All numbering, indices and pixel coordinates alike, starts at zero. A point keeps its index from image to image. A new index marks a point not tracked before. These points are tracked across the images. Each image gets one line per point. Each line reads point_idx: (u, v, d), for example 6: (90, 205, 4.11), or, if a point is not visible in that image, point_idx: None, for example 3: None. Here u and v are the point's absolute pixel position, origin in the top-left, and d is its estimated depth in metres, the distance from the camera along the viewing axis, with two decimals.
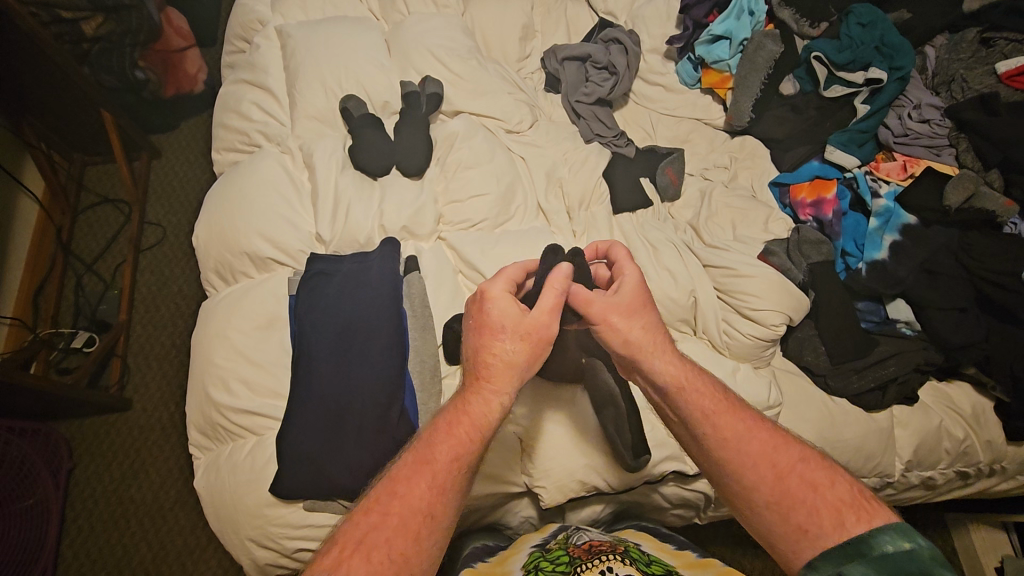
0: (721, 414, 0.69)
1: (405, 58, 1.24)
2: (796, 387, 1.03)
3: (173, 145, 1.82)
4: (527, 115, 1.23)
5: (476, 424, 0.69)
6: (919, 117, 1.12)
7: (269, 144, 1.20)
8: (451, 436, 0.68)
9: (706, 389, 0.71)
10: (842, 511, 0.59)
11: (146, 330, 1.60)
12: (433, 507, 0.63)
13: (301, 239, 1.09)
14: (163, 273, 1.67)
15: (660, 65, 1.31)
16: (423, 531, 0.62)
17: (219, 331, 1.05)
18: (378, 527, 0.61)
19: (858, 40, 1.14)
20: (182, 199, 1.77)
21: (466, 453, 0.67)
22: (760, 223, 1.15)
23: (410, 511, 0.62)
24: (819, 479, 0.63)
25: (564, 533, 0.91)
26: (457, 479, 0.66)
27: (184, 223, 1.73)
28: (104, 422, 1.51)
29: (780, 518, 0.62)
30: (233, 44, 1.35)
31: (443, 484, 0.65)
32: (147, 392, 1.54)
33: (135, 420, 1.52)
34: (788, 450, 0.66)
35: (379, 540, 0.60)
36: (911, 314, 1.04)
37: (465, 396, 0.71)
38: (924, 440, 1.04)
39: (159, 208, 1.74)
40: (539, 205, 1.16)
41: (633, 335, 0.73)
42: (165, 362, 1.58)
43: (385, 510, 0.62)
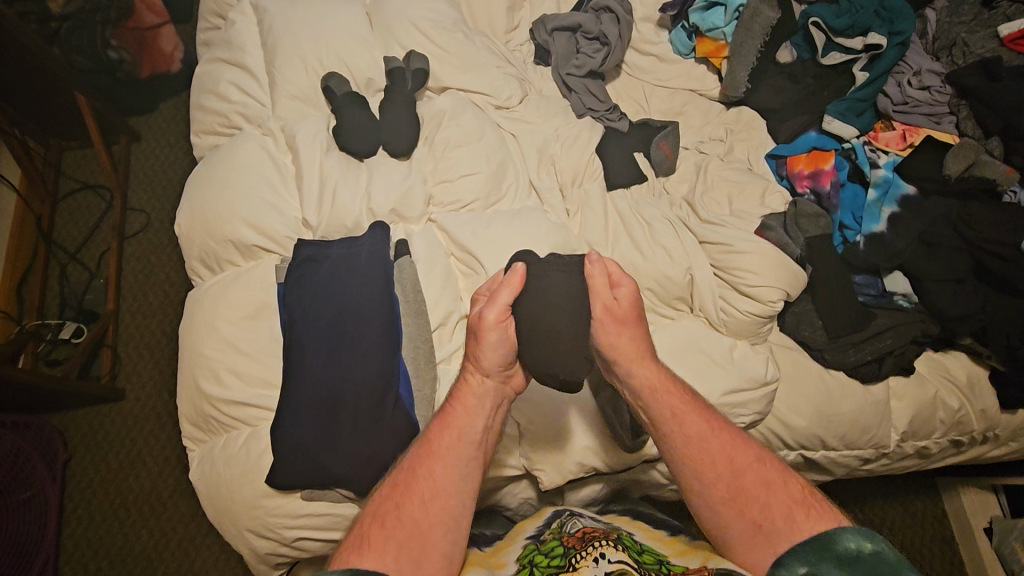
0: (687, 413, 0.78)
1: (388, 31, 1.18)
2: (793, 362, 1.03)
3: (152, 128, 1.76)
4: (517, 89, 1.19)
5: (469, 405, 0.79)
6: (919, 84, 1.08)
7: (249, 126, 1.16)
8: (444, 419, 0.79)
9: (674, 388, 0.80)
10: (794, 508, 0.70)
11: (135, 318, 1.58)
12: (436, 474, 0.74)
13: (287, 225, 1.06)
14: (149, 260, 1.64)
15: (653, 35, 1.26)
16: (431, 496, 0.73)
17: (207, 322, 1.03)
18: (390, 499, 0.73)
19: (857, 5, 1.09)
20: (163, 184, 1.72)
21: (460, 425, 0.78)
22: (756, 197, 1.11)
23: (419, 483, 0.73)
24: (775, 478, 0.73)
25: (558, 521, 0.91)
26: (454, 448, 0.76)
27: (166, 209, 1.68)
28: (99, 413, 1.50)
29: (738, 513, 0.71)
30: (207, 20, 1.29)
31: (443, 453, 0.76)
32: (139, 381, 1.53)
33: (129, 409, 1.50)
34: (746, 450, 0.76)
35: (392, 509, 0.71)
36: (908, 287, 1.03)
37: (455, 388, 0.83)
38: (919, 411, 1.05)
39: (141, 194, 1.70)
40: (531, 183, 1.13)
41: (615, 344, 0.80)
42: (156, 351, 1.56)
43: (395, 483, 0.74)
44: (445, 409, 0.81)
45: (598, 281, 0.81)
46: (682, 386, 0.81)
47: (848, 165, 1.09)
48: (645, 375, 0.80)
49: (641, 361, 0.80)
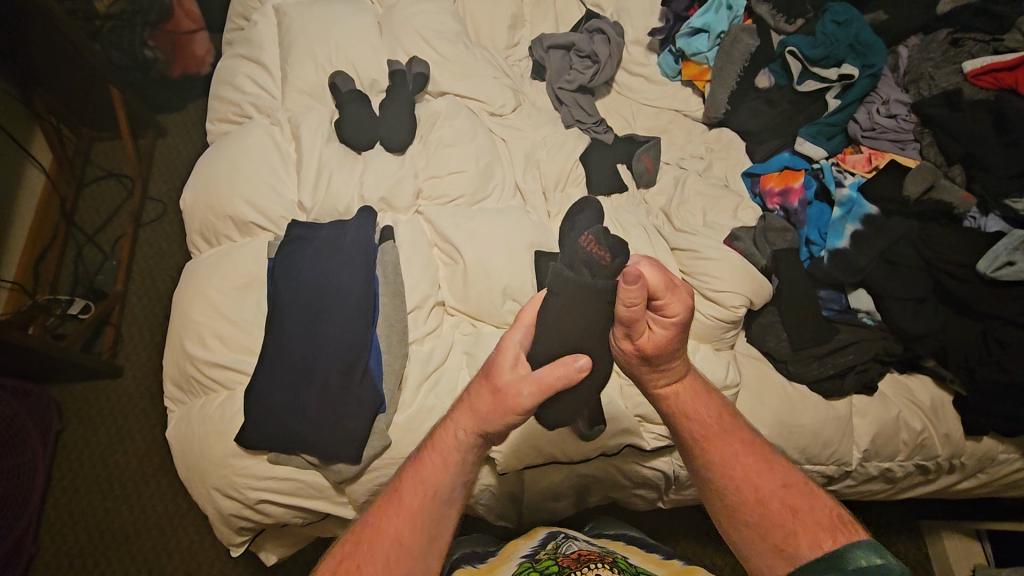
0: (716, 437, 0.75)
1: (395, 40, 1.28)
2: (756, 370, 1.07)
3: (178, 123, 1.87)
4: (510, 99, 1.27)
5: (444, 455, 0.73)
6: (887, 112, 1.12)
7: (259, 116, 1.24)
8: (419, 470, 0.73)
9: (701, 399, 0.78)
10: (819, 534, 0.67)
11: (142, 300, 1.66)
12: (399, 535, 0.69)
13: (284, 206, 1.13)
14: (161, 247, 1.73)
15: (642, 57, 1.31)
16: (403, 558, 0.68)
17: (198, 290, 1.08)
18: (350, 556, 0.68)
19: (832, 37, 1.14)
20: (182, 175, 1.83)
21: (434, 484, 0.72)
22: (729, 211, 1.15)
23: (383, 547, 0.68)
24: (801, 504, 0.70)
25: (553, 543, 0.94)
26: (425, 507, 0.71)
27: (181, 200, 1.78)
28: (95, 389, 1.55)
29: (762, 538, 0.70)
30: (234, 22, 1.40)
31: (415, 514, 0.70)
32: (138, 359, 1.59)
33: (125, 387, 1.56)
34: (774, 475, 0.73)
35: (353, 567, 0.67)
36: (871, 304, 1.05)
37: (436, 430, 0.76)
38: (882, 429, 1.07)
39: (160, 184, 1.80)
40: (516, 185, 1.21)
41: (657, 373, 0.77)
42: (158, 331, 1.63)
43: (359, 541, 0.69)
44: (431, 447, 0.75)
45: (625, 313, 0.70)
46: (700, 386, 0.79)
47: (815, 184, 1.11)
48: (671, 392, 0.78)
49: (665, 387, 0.78)
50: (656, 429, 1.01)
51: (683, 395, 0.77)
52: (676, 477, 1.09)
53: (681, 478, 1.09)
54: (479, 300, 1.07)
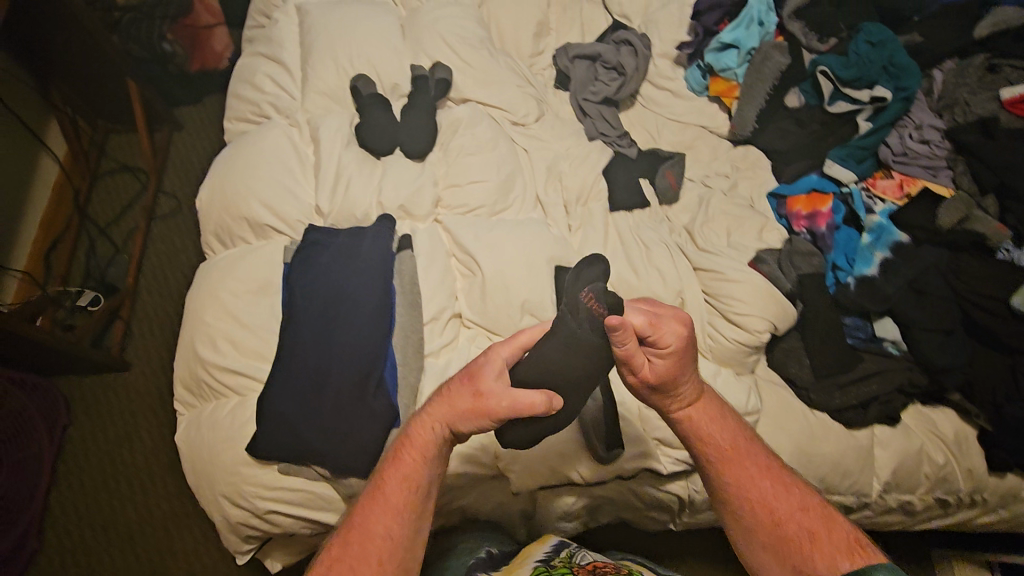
0: (732, 460, 0.76)
1: (418, 44, 1.25)
2: (777, 397, 1.03)
3: (194, 118, 1.86)
4: (533, 108, 1.25)
5: (423, 450, 0.74)
6: (920, 138, 1.11)
7: (278, 117, 1.22)
8: (399, 462, 0.74)
9: (718, 422, 0.79)
10: (836, 556, 0.68)
11: (152, 296, 1.65)
12: (384, 527, 0.70)
13: (301, 210, 1.11)
14: (173, 242, 1.72)
15: (669, 70, 1.29)
16: (383, 555, 0.69)
17: (211, 292, 1.06)
18: (342, 554, 0.69)
19: (866, 58, 1.11)
20: (195, 170, 1.81)
21: (415, 475, 0.73)
22: (754, 232, 1.13)
23: (361, 536, 0.70)
24: (819, 527, 0.71)
25: (567, 550, 0.90)
26: (409, 500, 0.72)
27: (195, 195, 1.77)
28: (104, 383, 1.54)
29: (778, 560, 0.71)
30: (254, 19, 1.38)
31: (395, 512, 0.71)
32: (147, 355, 1.58)
33: (134, 382, 1.54)
34: (791, 496, 0.74)
35: (345, 567, 0.68)
36: (897, 333, 1.03)
37: (410, 423, 0.77)
38: (904, 462, 1.04)
39: (174, 179, 1.79)
40: (537, 196, 1.19)
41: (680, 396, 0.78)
42: (169, 328, 1.62)
43: (347, 540, 0.70)
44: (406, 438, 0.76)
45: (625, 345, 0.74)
46: (722, 411, 0.80)
47: (845, 208, 1.09)
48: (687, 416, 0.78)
49: (686, 411, 0.79)
50: (673, 453, 0.98)
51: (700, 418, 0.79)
52: (691, 501, 1.06)
53: (697, 503, 1.06)
54: (496, 314, 1.06)
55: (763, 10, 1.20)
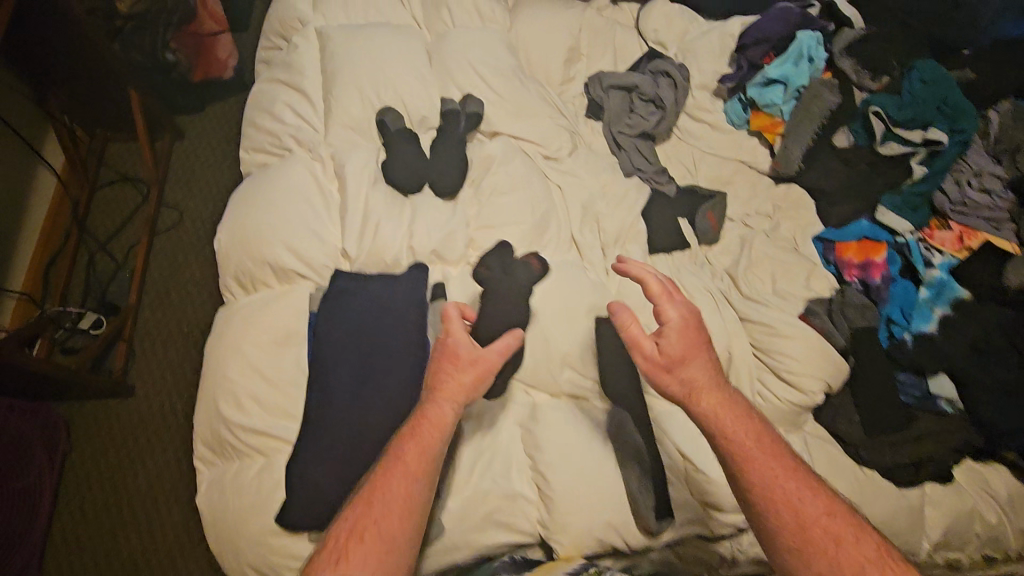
0: (756, 452, 0.75)
1: (446, 72, 1.19)
2: (825, 454, 0.99)
3: (198, 128, 1.79)
4: (567, 142, 1.19)
5: (438, 425, 0.77)
6: (980, 186, 1.07)
7: (299, 150, 1.15)
8: (416, 440, 0.76)
9: (738, 414, 0.79)
10: (864, 565, 0.65)
11: (155, 315, 1.56)
12: (402, 491, 0.72)
13: (327, 254, 1.06)
14: (176, 258, 1.63)
15: (708, 103, 1.24)
16: (408, 509, 0.71)
17: (234, 344, 1.00)
18: (358, 516, 0.70)
19: (920, 98, 1.07)
20: (200, 183, 1.72)
21: (432, 447, 0.76)
22: (802, 279, 1.08)
23: (389, 493, 0.71)
24: (845, 535, 0.68)
25: (596, 568, 0.85)
26: (425, 468, 0.74)
27: (200, 210, 1.68)
28: (106, 406, 1.47)
29: (799, 562, 0.68)
30: (270, 40, 1.30)
31: (415, 473, 0.74)
32: (149, 378, 1.50)
33: (136, 407, 1.47)
34: (817, 502, 0.71)
35: (367, 526, 0.69)
36: (953, 392, 1.00)
37: (423, 407, 0.80)
38: (955, 522, 1.02)
39: (176, 191, 1.70)
40: (572, 237, 1.13)
41: (692, 376, 0.80)
42: (170, 349, 1.53)
43: (370, 501, 0.71)
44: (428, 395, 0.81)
45: (628, 321, 0.84)
46: (731, 393, 0.80)
47: (901, 260, 1.07)
48: (710, 408, 0.78)
49: (703, 395, 0.79)
50: (725, 518, 0.96)
51: (721, 407, 0.78)
52: (733, 560, 1.00)
53: (742, 564, 1.01)
54: (536, 368, 1.01)
55: (813, 45, 1.16)
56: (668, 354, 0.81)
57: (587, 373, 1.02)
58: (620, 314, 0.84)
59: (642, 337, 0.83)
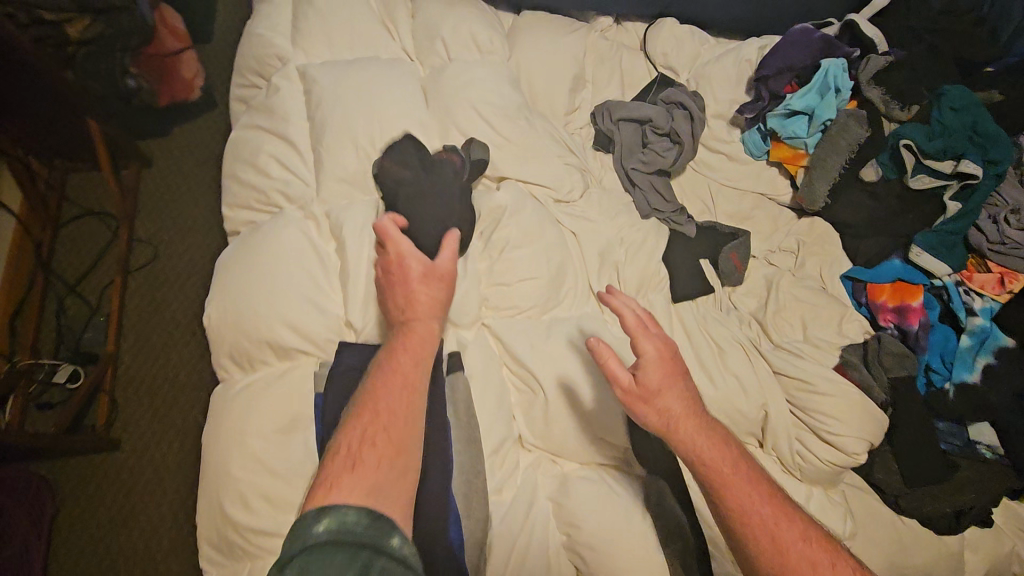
0: (734, 481, 0.75)
1: (445, 112, 1.09)
2: (864, 506, 0.96)
3: (166, 152, 1.60)
4: (578, 183, 1.11)
5: (418, 337, 0.85)
6: (1020, 223, 1.00)
7: (289, 207, 1.05)
8: (405, 349, 0.84)
9: (718, 442, 0.78)
10: None
11: (138, 358, 1.39)
12: (402, 394, 0.79)
13: (328, 327, 0.97)
14: (156, 295, 1.45)
15: (724, 133, 1.18)
16: (408, 412, 0.78)
17: (237, 434, 0.91)
18: (364, 426, 0.75)
19: (951, 128, 1.00)
20: (175, 214, 1.54)
21: (418, 351, 0.84)
22: (834, 323, 1.04)
23: (392, 399, 0.78)
24: (821, 561, 0.69)
25: None
26: (417, 372, 0.82)
27: (179, 245, 1.51)
28: (90, 463, 1.28)
29: None
30: (245, 77, 1.18)
31: (412, 378, 0.81)
32: (139, 428, 1.32)
33: (126, 461, 1.29)
34: (794, 529, 0.72)
35: (379, 431, 0.75)
36: (993, 438, 0.98)
37: (399, 333, 0.86)
38: (995, 565, 1.00)
39: (149, 223, 1.52)
40: (590, 288, 1.07)
41: (672, 407, 0.79)
42: (159, 393, 1.36)
43: (376, 411, 0.76)
44: (400, 322, 0.87)
45: (607, 352, 0.80)
46: (708, 421, 0.80)
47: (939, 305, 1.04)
48: (696, 443, 0.78)
49: (681, 425, 0.78)
50: None
51: (698, 438, 0.78)
52: None
53: None
54: (563, 439, 0.95)
55: (840, 74, 1.10)
56: (648, 386, 0.79)
57: (619, 442, 0.95)
58: (599, 348, 0.79)
59: (618, 369, 0.79)
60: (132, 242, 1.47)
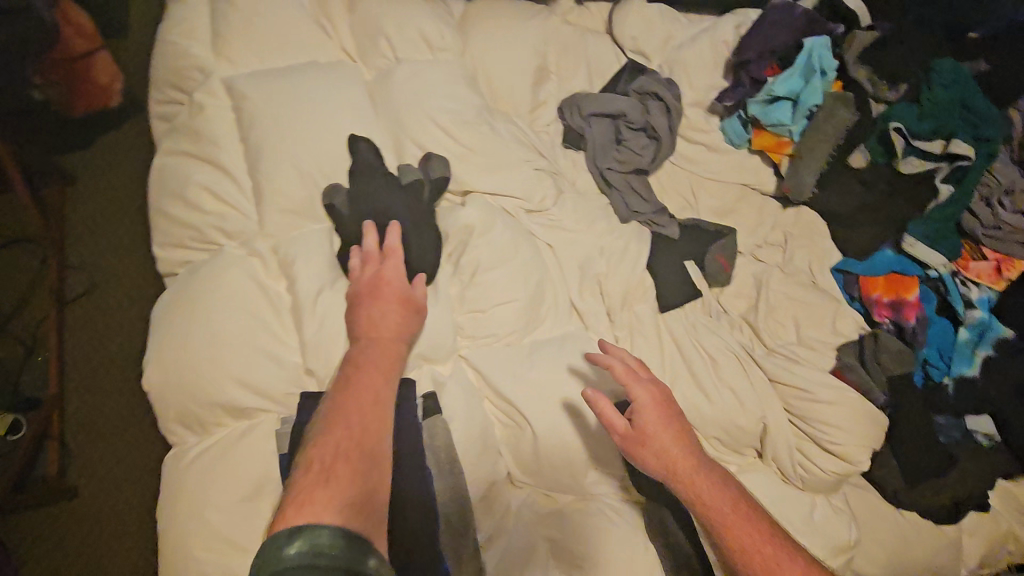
0: (734, 520, 0.72)
1: (396, 122, 0.98)
2: (864, 503, 0.93)
3: (91, 164, 1.36)
4: (551, 189, 1.02)
5: (387, 350, 0.78)
6: (1015, 207, 0.98)
7: (228, 244, 0.93)
8: (371, 360, 0.75)
9: (718, 481, 0.75)
10: None
11: (85, 398, 1.22)
12: (373, 397, 0.71)
13: (286, 379, 0.87)
14: (99, 326, 1.26)
15: (702, 121, 1.10)
16: (380, 432, 0.68)
17: (194, 512, 0.80)
18: (330, 436, 0.65)
19: (943, 107, 0.97)
20: (110, 235, 1.33)
21: (384, 359, 0.76)
22: (827, 322, 0.99)
23: (363, 416, 0.68)
24: None
25: None
26: (385, 376, 0.74)
27: (118, 268, 1.31)
28: (43, 519, 1.13)
29: None
30: (162, 91, 1.02)
31: (380, 383, 0.73)
32: (96, 475, 1.17)
33: (86, 513, 1.15)
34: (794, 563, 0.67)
35: (344, 440, 0.65)
36: (992, 427, 0.96)
37: (360, 346, 0.78)
38: (991, 549, 0.99)
39: (80, 245, 1.31)
40: (572, 304, 0.98)
41: (671, 451, 0.77)
42: (115, 434, 1.20)
43: (346, 427, 0.67)
44: (368, 338, 0.79)
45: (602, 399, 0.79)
46: (710, 463, 0.77)
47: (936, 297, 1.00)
48: (702, 489, 0.74)
49: (681, 466, 0.76)
50: None
51: (699, 481, 0.75)
52: None
53: None
54: (554, 474, 0.89)
55: (824, 54, 1.03)
56: (643, 432, 0.78)
57: (612, 469, 0.91)
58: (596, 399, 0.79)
59: (614, 415, 0.79)
60: (61, 271, 1.26)
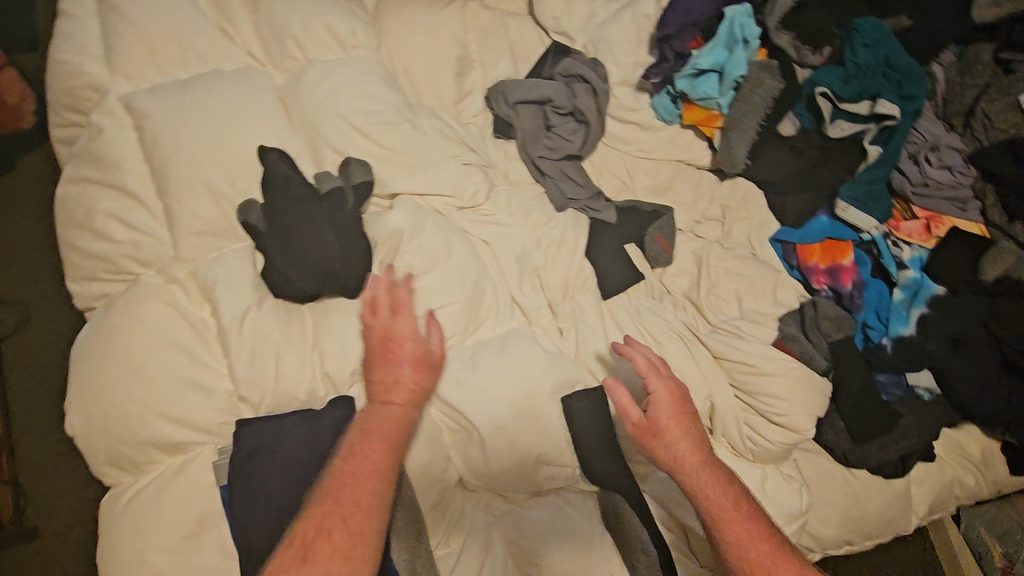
0: (733, 517, 0.72)
1: (313, 128, 0.93)
2: (814, 467, 0.95)
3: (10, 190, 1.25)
4: (482, 183, 0.99)
5: (403, 412, 0.75)
6: (939, 163, 1.02)
7: (146, 272, 0.89)
8: (379, 416, 0.73)
9: (723, 480, 0.75)
10: None
11: (30, 435, 1.14)
12: (372, 461, 0.69)
13: (218, 408, 0.84)
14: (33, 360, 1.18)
15: (630, 99, 1.08)
16: (375, 503, 0.66)
17: (133, 556, 0.78)
18: (329, 494, 0.65)
19: (865, 68, 0.96)
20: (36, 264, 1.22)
21: (391, 422, 0.73)
22: (769, 294, 0.98)
23: (360, 488, 0.66)
24: None
25: None
26: (394, 436, 0.72)
27: (48, 298, 1.21)
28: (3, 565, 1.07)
29: None
30: (59, 115, 0.96)
31: (387, 444, 0.71)
32: (52, 513, 1.11)
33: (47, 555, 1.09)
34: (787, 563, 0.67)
35: (341, 506, 0.65)
36: (931, 381, 0.97)
37: (377, 406, 0.75)
38: (939, 495, 1.02)
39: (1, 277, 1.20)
40: (512, 299, 0.96)
41: (680, 446, 0.77)
42: (68, 469, 1.14)
43: (340, 496, 0.65)
44: (381, 402, 0.76)
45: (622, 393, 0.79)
46: (717, 463, 0.77)
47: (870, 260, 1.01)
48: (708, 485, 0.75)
49: (689, 459, 0.76)
50: None
51: (704, 478, 0.75)
52: None
53: None
54: (505, 475, 0.87)
55: (745, 23, 1.02)
56: (657, 422, 0.78)
57: (566, 465, 0.88)
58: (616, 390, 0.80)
59: (632, 406, 0.79)
60: None
